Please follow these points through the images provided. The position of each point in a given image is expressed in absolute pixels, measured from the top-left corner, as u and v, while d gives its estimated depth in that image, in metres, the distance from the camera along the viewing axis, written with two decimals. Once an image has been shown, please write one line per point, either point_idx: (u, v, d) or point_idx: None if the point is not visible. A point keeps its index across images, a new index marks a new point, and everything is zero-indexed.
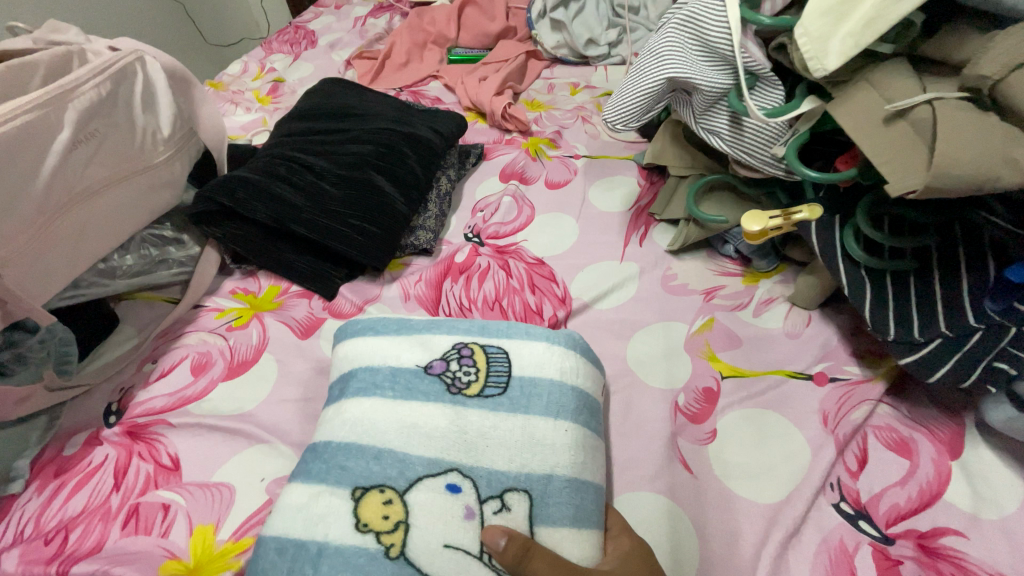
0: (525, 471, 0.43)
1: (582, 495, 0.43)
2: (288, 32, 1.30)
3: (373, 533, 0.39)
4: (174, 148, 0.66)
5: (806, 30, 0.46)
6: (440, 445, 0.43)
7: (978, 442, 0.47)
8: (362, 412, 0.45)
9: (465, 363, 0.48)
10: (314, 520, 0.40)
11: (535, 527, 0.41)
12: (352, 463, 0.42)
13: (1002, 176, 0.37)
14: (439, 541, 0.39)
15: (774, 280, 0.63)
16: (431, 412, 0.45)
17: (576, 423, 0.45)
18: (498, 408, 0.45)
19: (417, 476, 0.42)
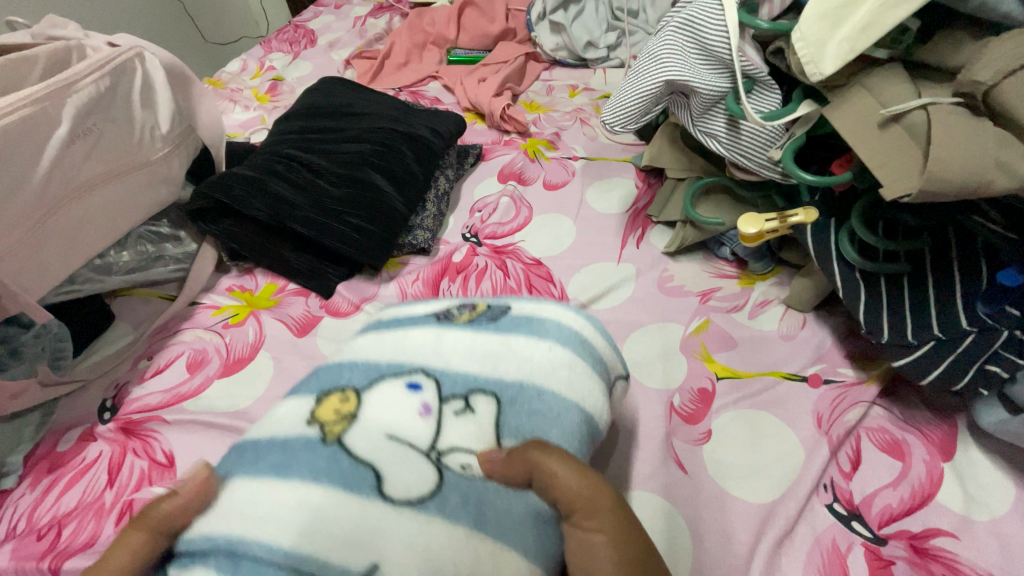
0: (495, 377, 0.41)
1: (559, 414, 0.40)
2: (288, 31, 1.31)
3: (318, 425, 0.38)
4: (172, 145, 0.66)
5: (804, 35, 0.46)
6: (413, 354, 0.43)
7: (970, 444, 0.48)
8: (353, 341, 0.45)
9: (464, 307, 0.48)
10: (264, 425, 0.39)
11: (499, 435, 0.38)
12: (324, 374, 0.42)
13: (994, 180, 0.38)
14: (382, 432, 0.38)
15: (769, 282, 0.63)
16: (415, 334, 0.44)
17: (564, 347, 0.43)
18: (482, 330, 0.44)
19: (379, 376, 0.41)
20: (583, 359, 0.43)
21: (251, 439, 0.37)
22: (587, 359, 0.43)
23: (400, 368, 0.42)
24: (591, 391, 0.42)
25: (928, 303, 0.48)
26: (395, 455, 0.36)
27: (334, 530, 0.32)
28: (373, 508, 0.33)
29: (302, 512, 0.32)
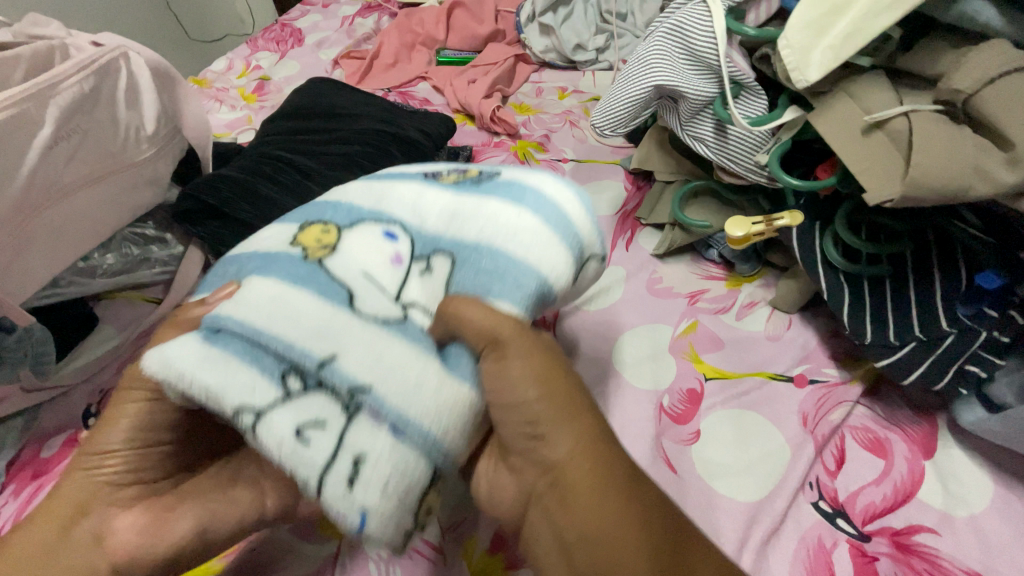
0: (459, 236, 0.42)
1: (515, 271, 0.39)
2: (275, 30, 1.30)
3: (301, 247, 0.41)
4: (158, 146, 0.64)
5: (789, 42, 0.47)
6: (392, 204, 0.44)
7: (950, 442, 0.49)
8: (341, 188, 0.47)
9: (458, 170, 0.48)
10: (259, 241, 0.43)
11: (452, 288, 0.40)
12: (310, 209, 0.45)
13: (973, 186, 0.39)
14: (358, 268, 0.40)
15: (755, 284, 0.64)
16: (403, 185, 0.45)
17: (535, 215, 0.42)
18: (465, 192, 0.44)
19: (360, 219, 0.43)
20: (555, 231, 0.42)
21: (241, 256, 0.42)
22: (561, 235, 0.42)
23: (379, 214, 0.43)
24: (557, 258, 0.41)
25: (910, 304, 0.49)
26: (366, 290, 0.39)
27: (297, 325, 0.35)
28: (334, 311, 0.37)
29: (273, 301, 0.36)
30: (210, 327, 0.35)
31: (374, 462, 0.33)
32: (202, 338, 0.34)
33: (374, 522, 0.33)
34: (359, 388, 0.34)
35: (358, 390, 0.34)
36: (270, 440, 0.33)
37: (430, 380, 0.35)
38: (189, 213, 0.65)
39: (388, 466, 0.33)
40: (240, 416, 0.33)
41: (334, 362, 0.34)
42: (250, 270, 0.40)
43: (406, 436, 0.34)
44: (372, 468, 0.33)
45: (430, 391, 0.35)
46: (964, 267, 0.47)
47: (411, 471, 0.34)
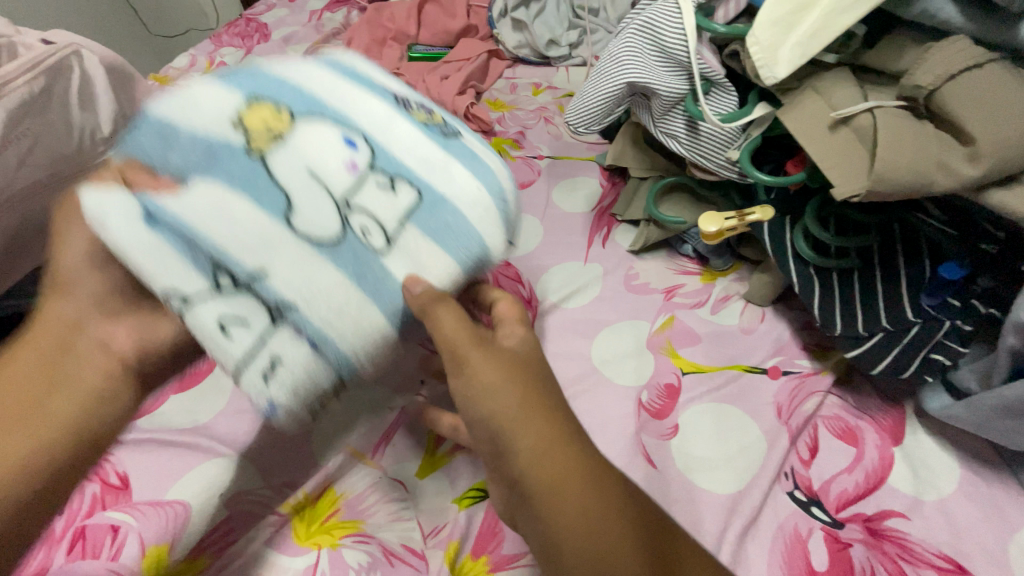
0: (425, 179, 0.40)
1: (459, 233, 0.40)
2: (239, 25, 1.26)
3: (244, 130, 0.37)
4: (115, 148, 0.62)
5: (758, 39, 0.47)
6: (354, 114, 0.41)
7: (917, 428, 0.51)
8: (301, 69, 0.42)
9: (422, 107, 0.46)
10: (198, 101, 0.38)
11: (402, 226, 0.39)
12: (260, 79, 0.40)
13: (935, 180, 0.40)
14: (303, 165, 0.38)
15: (729, 278, 0.65)
16: (365, 99, 0.42)
17: (488, 184, 0.41)
18: (431, 136, 0.42)
19: (319, 113, 0.39)
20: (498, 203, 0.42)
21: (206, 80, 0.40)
22: (504, 205, 0.42)
23: (342, 119, 0.40)
24: (496, 234, 0.41)
25: (877, 294, 0.50)
26: (308, 189, 0.37)
27: (236, 228, 0.35)
28: (271, 224, 0.36)
29: (210, 211, 0.35)
30: (149, 212, 0.35)
31: (289, 365, 0.36)
32: (144, 224, 0.35)
33: (279, 412, 0.36)
34: (286, 308, 0.36)
35: (281, 305, 0.36)
36: (195, 325, 0.35)
37: (352, 308, 0.37)
38: None
39: (297, 374, 0.36)
40: (171, 295, 0.35)
41: (265, 277, 0.36)
42: (187, 155, 0.37)
43: (321, 347, 0.36)
44: (286, 369, 0.36)
45: (345, 306, 0.37)
46: (928, 259, 0.49)
47: (316, 363, 0.36)
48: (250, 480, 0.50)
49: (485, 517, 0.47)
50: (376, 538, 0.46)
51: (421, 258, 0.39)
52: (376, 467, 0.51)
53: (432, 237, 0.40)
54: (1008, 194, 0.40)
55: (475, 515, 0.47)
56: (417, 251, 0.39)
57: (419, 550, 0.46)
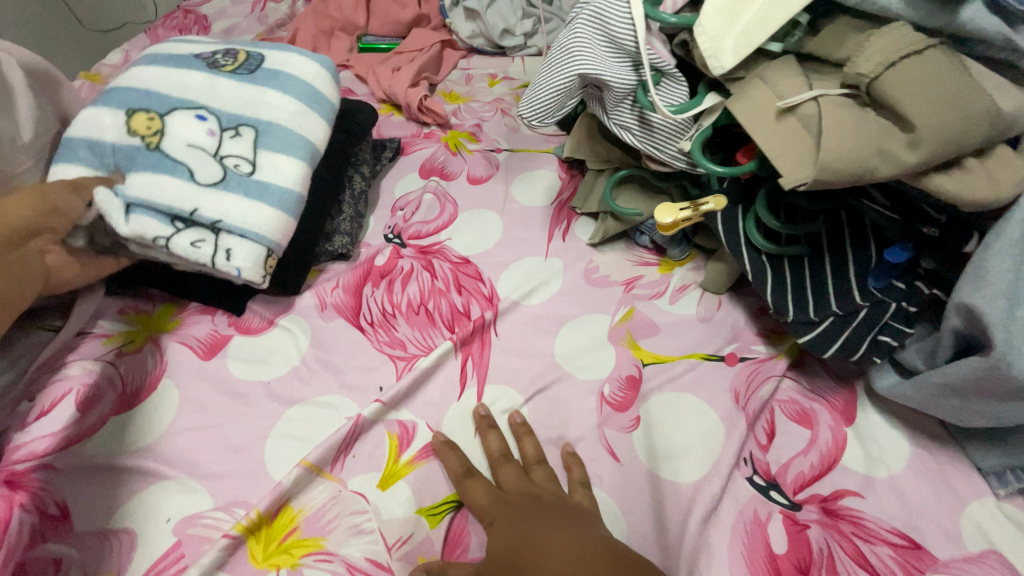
0: (252, 116, 0.60)
1: (295, 142, 0.60)
2: (176, 17, 1.19)
3: (137, 134, 0.56)
4: (38, 155, 0.57)
5: (704, 29, 0.47)
6: (191, 92, 0.60)
7: (868, 408, 0.52)
8: (147, 76, 0.61)
9: (228, 57, 0.65)
10: (88, 121, 0.57)
11: (258, 149, 0.59)
12: (132, 96, 0.59)
13: (877, 168, 0.41)
14: (183, 143, 0.57)
15: (687, 267, 0.66)
16: (190, 74, 0.61)
17: (303, 103, 0.63)
18: (244, 81, 0.62)
19: (174, 107, 0.59)
20: (315, 109, 0.64)
21: (75, 138, 0.57)
22: (317, 103, 0.64)
23: (131, 100, 0.59)
24: (320, 133, 0.64)
25: (826, 279, 0.51)
26: (196, 156, 0.56)
27: (170, 190, 0.54)
28: (184, 184, 0.55)
29: (166, 184, 0.54)
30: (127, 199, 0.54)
31: (239, 247, 0.54)
32: (120, 207, 0.53)
33: (248, 276, 0.55)
34: (193, 209, 0.54)
35: (216, 218, 0.54)
36: (177, 250, 0.54)
37: (255, 216, 0.55)
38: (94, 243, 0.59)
39: (248, 249, 0.55)
40: (159, 239, 0.53)
41: (200, 210, 0.54)
42: (116, 156, 0.56)
43: (253, 236, 0.55)
44: (239, 248, 0.54)
45: (264, 209, 0.56)
46: (874, 243, 0.50)
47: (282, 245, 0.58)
48: (199, 502, 0.48)
49: (452, 524, 0.47)
50: (339, 555, 0.45)
51: (277, 172, 0.58)
52: (336, 479, 0.49)
53: (276, 149, 0.59)
54: (948, 178, 0.40)
55: (441, 523, 0.46)
56: (271, 168, 0.58)
57: (384, 563, 0.45)
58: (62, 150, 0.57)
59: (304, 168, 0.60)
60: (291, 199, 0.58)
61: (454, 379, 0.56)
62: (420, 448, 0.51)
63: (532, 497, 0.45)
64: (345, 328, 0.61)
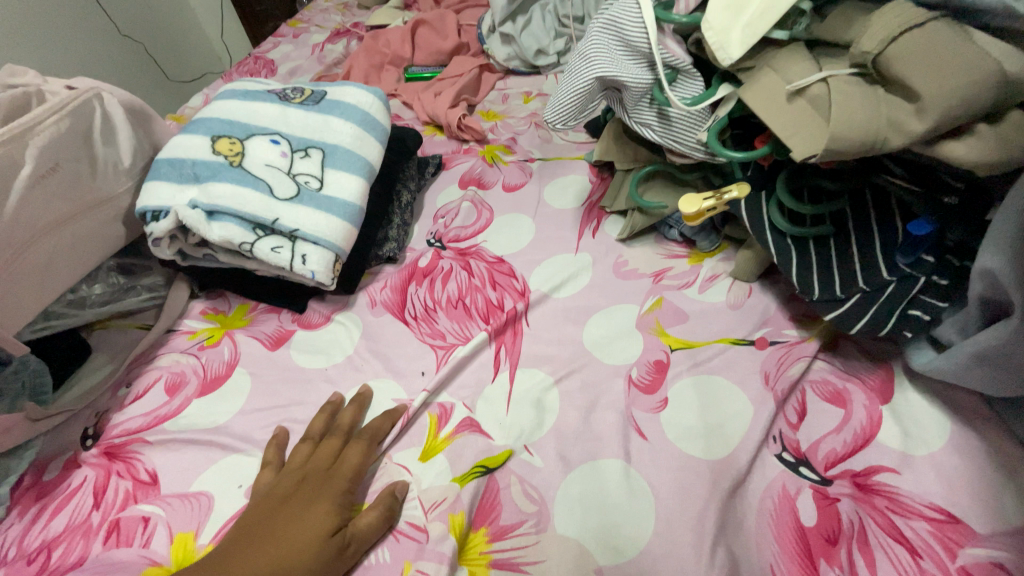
0: (320, 139, 0.69)
1: (357, 161, 0.68)
2: (247, 63, 1.34)
3: (221, 154, 0.65)
4: (136, 178, 0.67)
5: (711, 24, 0.51)
6: (267, 121, 0.69)
7: (906, 387, 0.51)
8: (227, 107, 0.70)
9: (296, 91, 0.74)
10: (182, 147, 0.65)
11: (325, 167, 0.67)
12: (215, 124, 0.68)
13: (888, 138, 0.43)
14: (262, 163, 0.65)
15: (716, 258, 0.66)
16: (265, 106, 0.70)
17: (361, 126, 0.71)
18: (311, 110, 0.71)
19: (253, 133, 0.67)
20: (371, 133, 0.71)
21: (168, 160, 0.64)
22: (374, 127, 0.72)
23: (216, 127, 0.67)
24: (378, 152, 0.71)
25: (854, 258, 0.51)
26: (274, 174, 0.64)
27: (249, 201, 0.61)
28: (265, 198, 0.62)
29: (247, 196, 0.62)
30: (209, 209, 0.61)
31: (312, 253, 0.61)
32: (206, 215, 0.61)
33: (321, 278, 0.62)
34: (271, 218, 0.61)
35: (293, 227, 0.61)
36: (261, 254, 0.61)
37: (324, 222, 0.62)
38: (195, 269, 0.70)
39: (320, 254, 0.61)
40: (242, 244, 0.61)
41: (280, 220, 0.61)
42: (198, 169, 0.64)
43: (325, 243, 0.62)
44: (313, 253, 0.61)
45: (334, 218, 0.63)
46: (899, 218, 0.50)
47: (347, 251, 0.65)
48: None
49: (483, 492, 0.50)
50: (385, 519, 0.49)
51: (343, 188, 0.65)
52: (383, 454, 0.54)
53: (341, 168, 0.67)
54: (961, 144, 0.42)
55: (473, 488, 0.50)
56: (337, 185, 0.66)
57: (421, 524, 0.48)
58: (154, 170, 0.65)
59: (362, 183, 0.67)
60: (354, 209, 0.65)
61: (488, 364, 0.60)
62: (457, 425, 0.55)
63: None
64: (391, 322, 0.66)
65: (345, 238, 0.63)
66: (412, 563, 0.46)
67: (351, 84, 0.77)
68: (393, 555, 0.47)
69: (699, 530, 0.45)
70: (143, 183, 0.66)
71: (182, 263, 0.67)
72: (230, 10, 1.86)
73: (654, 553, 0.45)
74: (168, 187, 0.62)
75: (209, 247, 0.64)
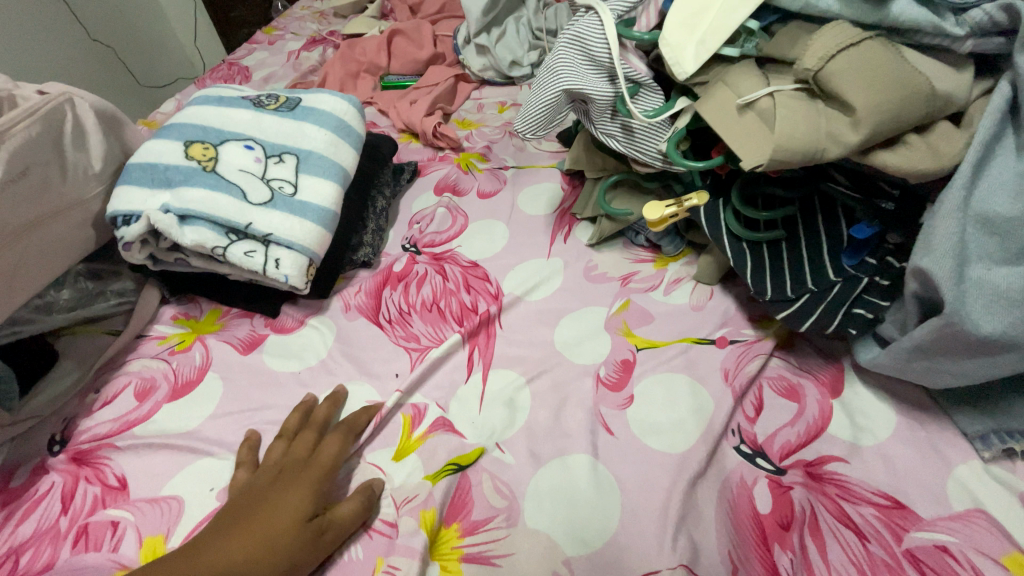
0: (294, 144, 0.70)
1: (331, 167, 0.69)
2: (222, 69, 1.34)
3: (194, 159, 0.65)
4: (108, 183, 0.67)
5: (667, 41, 0.53)
6: (241, 127, 0.69)
7: (854, 381, 0.55)
8: (201, 113, 0.70)
9: (270, 97, 0.75)
10: (154, 152, 0.65)
11: (299, 173, 0.67)
12: (188, 130, 0.68)
13: (827, 149, 0.45)
14: (236, 168, 0.65)
15: (680, 262, 0.69)
16: (239, 112, 0.71)
17: (336, 133, 0.72)
18: (285, 116, 0.72)
19: (227, 139, 0.68)
20: (346, 140, 0.72)
21: (139, 164, 0.64)
22: (348, 134, 0.73)
23: (189, 132, 0.68)
24: (351, 158, 0.72)
25: (804, 261, 0.54)
26: (247, 180, 0.65)
27: (222, 206, 0.62)
28: (238, 202, 0.63)
29: (220, 201, 0.62)
30: (181, 213, 0.61)
31: (285, 257, 0.62)
32: (178, 220, 0.61)
33: (294, 282, 0.62)
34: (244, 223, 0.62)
35: (266, 231, 0.62)
36: (234, 259, 0.61)
37: (297, 227, 0.63)
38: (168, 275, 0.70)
39: (293, 258, 0.62)
40: (214, 249, 0.61)
41: (253, 224, 0.62)
42: (171, 174, 0.64)
43: (298, 247, 0.62)
44: (286, 257, 0.62)
45: (308, 223, 0.64)
46: (844, 222, 0.54)
47: (321, 256, 0.66)
48: None
49: (455, 489, 0.51)
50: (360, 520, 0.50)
51: (316, 194, 0.66)
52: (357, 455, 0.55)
53: (315, 174, 0.68)
54: (893, 154, 0.45)
55: (445, 487, 0.51)
56: (310, 191, 0.66)
57: (392, 520, 0.49)
58: (125, 175, 0.64)
59: (336, 188, 0.68)
60: (328, 214, 0.66)
61: (462, 365, 0.61)
62: (430, 424, 0.56)
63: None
64: (366, 326, 0.67)
65: (319, 242, 0.64)
66: (384, 559, 0.47)
67: (325, 91, 0.78)
68: (365, 553, 0.48)
69: (663, 519, 0.47)
70: (114, 188, 0.66)
71: (153, 268, 0.67)
72: (204, 14, 1.85)
73: (620, 542, 0.47)
74: (139, 192, 0.62)
75: (181, 251, 0.64)
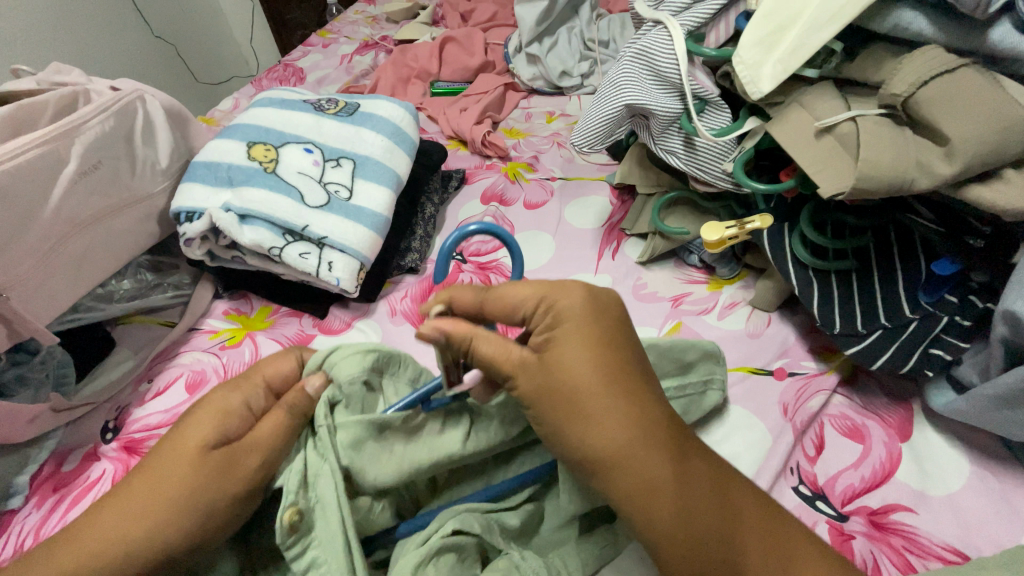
0: (351, 149, 0.70)
1: (385, 173, 0.69)
2: (278, 70, 1.37)
3: (255, 160, 0.66)
4: (172, 179, 0.69)
5: (742, 58, 0.52)
6: (301, 130, 0.71)
7: (925, 425, 0.51)
8: (263, 114, 0.72)
9: (329, 102, 0.76)
10: (219, 151, 0.67)
11: (355, 178, 0.68)
12: (250, 131, 0.69)
13: (915, 179, 0.43)
14: (295, 171, 0.66)
15: (735, 286, 0.67)
16: (300, 114, 0.72)
17: (391, 139, 0.72)
18: (344, 121, 0.73)
19: (287, 141, 0.69)
20: (401, 147, 0.73)
21: (204, 163, 0.66)
22: (403, 140, 0.74)
23: (251, 133, 0.69)
24: (406, 165, 0.73)
25: (875, 293, 0.52)
26: (305, 182, 0.66)
27: (280, 208, 0.63)
28: (295, 204, 0.64)
29: (278, 202, 0.63)
30: (240, 212, 0.62)
31: (337, 260, 0.63)
32: (237, 218, 0.62)
33: (345, 286, 0.63)
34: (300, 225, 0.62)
35: (320, 234, 0.63)
36: (289, 260, 0.62)
37: (351, 231, 0.64)
38: (223, 271, 0.71)
39: (345, 262, 0.63)
40: (270, 248, 0.62)
41: (309, 227, 0.63)
42: (232, 172, 0.65)
43: (351, 251, 0.63)
44: (338, 261, 0.63)
45: (361, 228, 0.64)
46: (923, 257, 0.51)
47: (371, 261, 0.66)
48: None
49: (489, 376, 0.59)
50: None
51: (371, 199, 0.67)
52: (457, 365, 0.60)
53: (370, 179, 0.68)
54: (988, 189, 0.42)
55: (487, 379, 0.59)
56: (365, 196, 0.67)
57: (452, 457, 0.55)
58: (189, 172, 0.66)
59: (390, 195, 0.68)
60: (381, 219, 0.66)
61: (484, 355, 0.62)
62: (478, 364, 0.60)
63: (567, 381, 0.39)
64: (411, 333, 0.67)
65: (370, 248, 0.64)
66: None
67: (382, 96, 0.79)
68: None
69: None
70: (178, 184, 0.68)
71: (209, 263, 0.68)
72: (261, 16, 1.91)
73: None
74: (202, 190, 0.64)
75: (238, 249, 0.65)
